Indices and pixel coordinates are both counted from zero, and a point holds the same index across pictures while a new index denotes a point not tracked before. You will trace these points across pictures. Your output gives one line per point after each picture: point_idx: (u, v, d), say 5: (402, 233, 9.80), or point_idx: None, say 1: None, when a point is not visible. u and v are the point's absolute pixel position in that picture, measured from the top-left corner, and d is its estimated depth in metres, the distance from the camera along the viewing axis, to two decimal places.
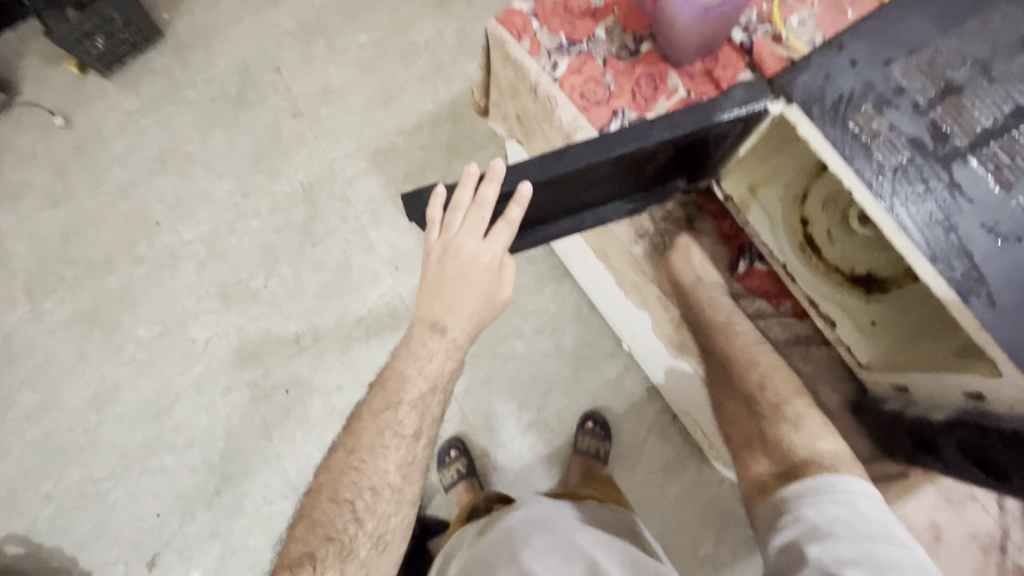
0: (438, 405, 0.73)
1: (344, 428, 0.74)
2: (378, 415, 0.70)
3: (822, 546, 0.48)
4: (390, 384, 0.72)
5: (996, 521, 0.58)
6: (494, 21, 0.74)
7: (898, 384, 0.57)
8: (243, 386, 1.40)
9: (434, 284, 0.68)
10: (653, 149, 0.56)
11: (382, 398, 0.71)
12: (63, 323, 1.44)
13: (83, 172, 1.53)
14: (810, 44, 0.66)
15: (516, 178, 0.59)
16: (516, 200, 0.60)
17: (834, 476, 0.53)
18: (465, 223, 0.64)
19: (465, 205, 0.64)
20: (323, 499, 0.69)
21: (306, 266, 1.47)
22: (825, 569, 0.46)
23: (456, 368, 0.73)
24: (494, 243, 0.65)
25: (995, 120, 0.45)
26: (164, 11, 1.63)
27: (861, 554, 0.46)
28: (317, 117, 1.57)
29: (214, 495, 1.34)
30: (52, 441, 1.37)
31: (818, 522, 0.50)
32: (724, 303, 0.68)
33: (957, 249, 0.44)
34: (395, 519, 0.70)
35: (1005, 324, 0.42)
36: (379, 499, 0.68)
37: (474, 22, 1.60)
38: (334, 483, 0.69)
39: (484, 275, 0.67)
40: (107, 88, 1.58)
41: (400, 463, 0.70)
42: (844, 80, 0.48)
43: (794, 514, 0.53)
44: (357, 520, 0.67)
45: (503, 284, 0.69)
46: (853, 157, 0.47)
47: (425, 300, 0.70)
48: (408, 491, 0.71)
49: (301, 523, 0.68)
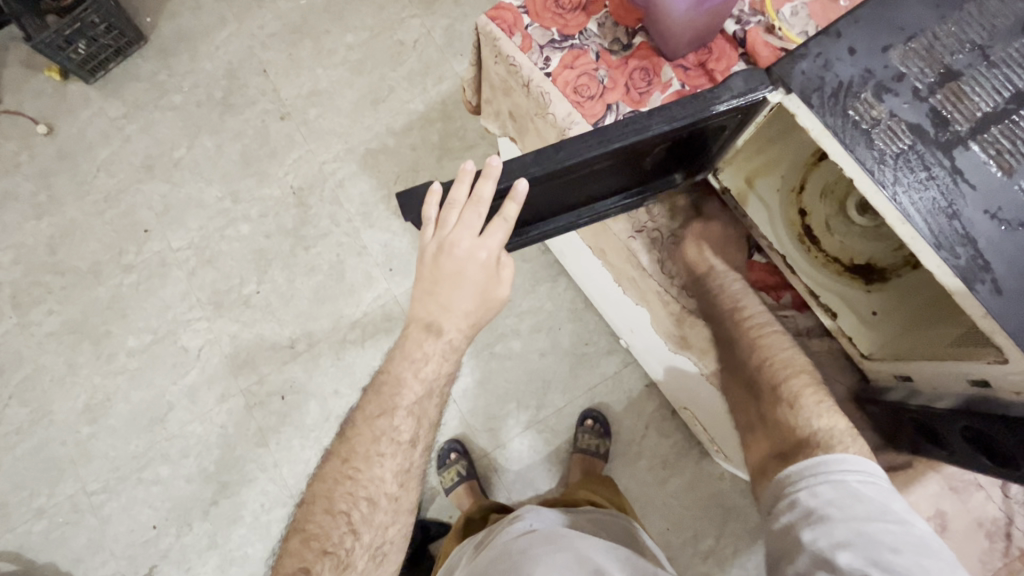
0: (435, 410, 0.73)
1: (338, 434, 0.73)
2: (372, 421, 0.70)
3: (817, 529, 0.50)
4: (385, 389, 0.70)
5: (1002, 508, 0.57)
6: (484, 17, 0.72)
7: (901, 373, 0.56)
8: (238, 394, 1.38)
9: (428, 283, 0.67)
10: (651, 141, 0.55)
11: (377, 403, 0.70)
12: (51, 334, 1.41)
13: (68, 179, 1.51)
14: (803, 34, 0.66)
15: (513, 176, 0.58)
16: (512, 197, 0.59)
17: (824, 456, 0.55)
18: (460, 219, 0.62)
19: (460, 203, 0.63)
20: (317, 510, 0.67)
21: (298, 270, 1.45)
22: (822, 554, 0.49)
23: (452, 370, 0.72)
24: (491, 240, 0.64)
25: (996, 104, 0.45)
26: (147, 15, 1.60)
27: (854, 535, 0.49)
28: (306, 118, 1.55)
29: (211, 505, 1.32)
30: (44, 455, 1.35)
31: (812, 506, 0.53)
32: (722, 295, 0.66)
33: (961, 236, 0.43)
34: (393, 529, 0.70)
35: (1013, 310, 0.42)
36: (376, 509, 0.68)
37: (462, 21, 1.59)
38: (329, 494, 0.68)
39: (481, 273, 0.65)
40: (90, 94, 1.56)
41: (397, 471, 0.70)
42: (843, 68, 0.47)
43: (794, 497, 0.55)
44: (353, 532, 0.67)
45: (500, 283, 0.68)
46: (854, 144, 0.46)
47: (420, 301, 0.69)
48: (405, 500, 0.71)
49: (296, 536, 0.67)
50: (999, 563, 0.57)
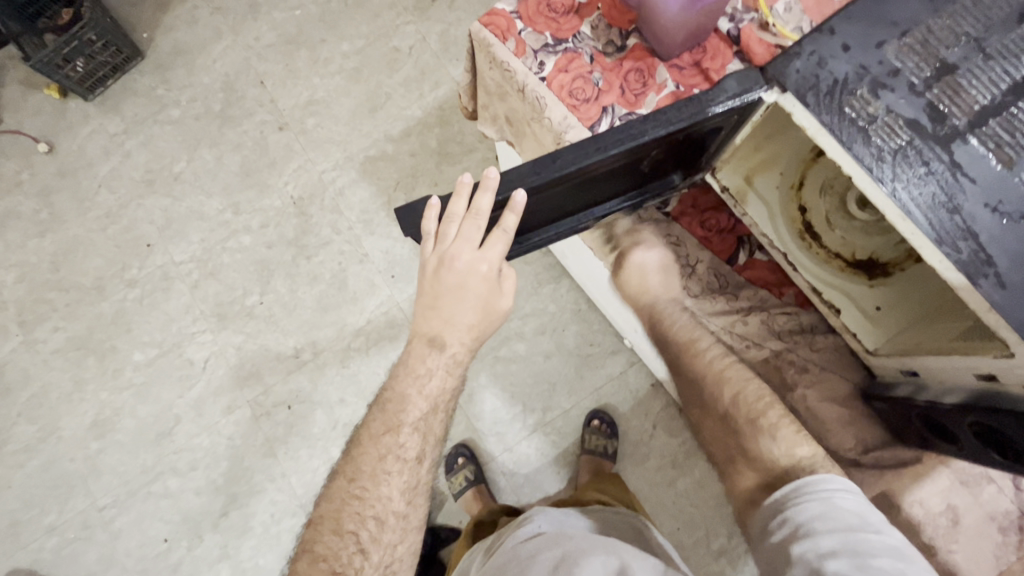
0: (440, 427, 0.73)
1: (344, 453, 0.73)
2: (378, 439, 0.70)
3: (804, 543, 0.50)
4: (390, 407, 0.71)
5: (1013, 501, 0.57)
6: (477, 24, 0.72)
7: (906, 368, 0.56)
8: (244, 405, 1.38)
9: (430, 296, 0.68)
10: (648, 146, 0.55)
11: (382, 421, 0.71)
12: (57, 350, 1.42)
13: (69, 197, 1.51)
14: (797, 31, 0.65)
15: (510, 187, 0.58)
16: (511, 208, 0.59)
17: (803, 476, 0.56)
18: (460, 232, 0.63)
19: (459, 215, 0.63)
20: (325, 532, 0.67)
21: (300, 280, 1.45)
22: (811, 567, 0.49)
23: (456, 386, 0.73)
24: (492, 251, 0.64)
25: (993, 96, 0.45)
26: (143, 31, 1.61)
27: (840, 543, 0.48)
28: (304, 128, 1.56)
29: (221, 516, 1.32)
30: (54, 471, 1.35)
31: (798, 522, 0.53)
32: (720, 304, 0.68)
33: (962, 231, 0.43)
34: (401, 547, 0.69)
35: (1018, 304, 0.42)
36: (384, 528, 0.68)
37: (456, 25, 1.59)
38: (337, 514, 0.68)
39: (482, 284, 0.65)
40: (89, 111, 1.56)
41: (404, 488, 0.70)
42: (837, 65, 0.47)
43: (782, 520, 0.55)
44: (361, 551, 0.66)
45: (502, 294, 0.68)
46: (851, 142, 0.46)
47: (422, 315, 0.69)
48: (414, 516, 0.71)
49: (304, 559, 0.66)
50: (1013, 558, 0.56)
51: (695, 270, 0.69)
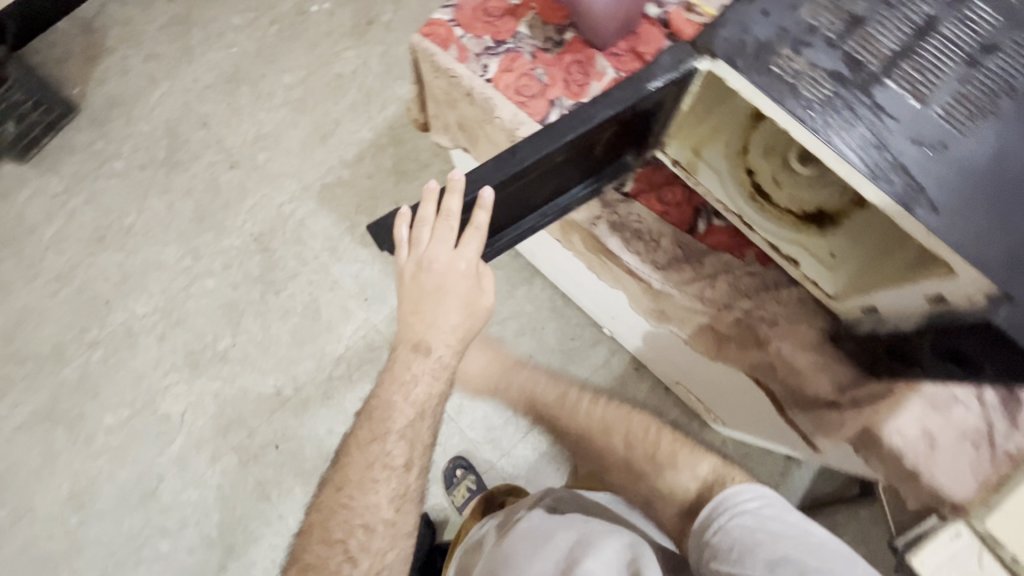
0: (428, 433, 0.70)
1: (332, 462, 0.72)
2: (365, 446, 0.69)
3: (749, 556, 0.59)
4: (375, 414, 0.69)
5: (981, 417, 0.60)
6: (419, 36, 0.75)
7: (867, 305, 0.58)
8: (230, 452, 1.34)
9: (411, 302, 0.68)
10: (599, 128, 0.58)
11: (368, 429, 0.69)
12: (21, 426, 1.35)
13: (15, 265, 1.45)
14: (719, 7, 0.71)
15: (476, 185, 0.59)
16: (480, 206, 0.60)
17: (729, 502, 0.66)
18: (433, 235, 0.64)
19: (430, 219, 0.65)
20: (314, 541, 0.66)
21: (272, 316, 1.43)
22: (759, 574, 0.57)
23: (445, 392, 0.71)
24: (468, 248, 0.65)
25: (901, 42, 0.48)
26: (75, 87, 1.57)
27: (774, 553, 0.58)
28: (256, 164, 1.54)
29: (219, 571, 1.27)
30: (31, 554, 1.27)
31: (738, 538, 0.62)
32: (688, 270, 0.70)
33: (893, 165, 0.46)
34: (391, 554, 0.67)
35: (953, 224, 0.45)
36: (373, 535, 0.66)
37: (396, 45, 1.61)
38: (325, 523, 0.67)
39: (464, 281, 0.66)
40: (25, 175, 1.51)
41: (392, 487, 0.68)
42: (760, 29, 0.50)
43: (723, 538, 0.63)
44: (350, 559, 0.65)
45: (484, 292, 0.69)
46: (783, 98, 0.49)
47: (405, 322, 0.69)
48: (404, 523, 0.68)
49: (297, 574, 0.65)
50: (988, 468, 0.61)
51: (659, 243, 0.71)
